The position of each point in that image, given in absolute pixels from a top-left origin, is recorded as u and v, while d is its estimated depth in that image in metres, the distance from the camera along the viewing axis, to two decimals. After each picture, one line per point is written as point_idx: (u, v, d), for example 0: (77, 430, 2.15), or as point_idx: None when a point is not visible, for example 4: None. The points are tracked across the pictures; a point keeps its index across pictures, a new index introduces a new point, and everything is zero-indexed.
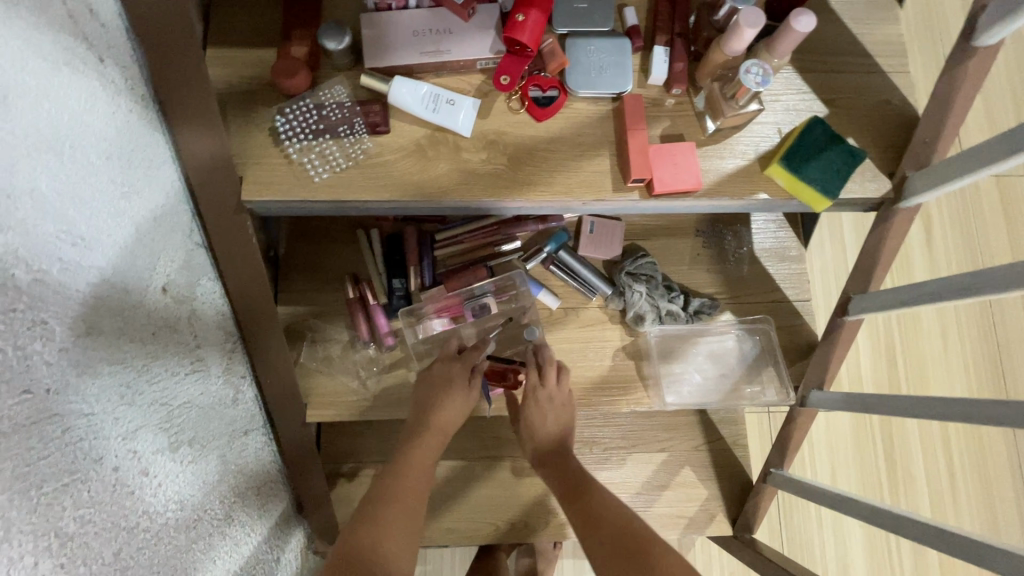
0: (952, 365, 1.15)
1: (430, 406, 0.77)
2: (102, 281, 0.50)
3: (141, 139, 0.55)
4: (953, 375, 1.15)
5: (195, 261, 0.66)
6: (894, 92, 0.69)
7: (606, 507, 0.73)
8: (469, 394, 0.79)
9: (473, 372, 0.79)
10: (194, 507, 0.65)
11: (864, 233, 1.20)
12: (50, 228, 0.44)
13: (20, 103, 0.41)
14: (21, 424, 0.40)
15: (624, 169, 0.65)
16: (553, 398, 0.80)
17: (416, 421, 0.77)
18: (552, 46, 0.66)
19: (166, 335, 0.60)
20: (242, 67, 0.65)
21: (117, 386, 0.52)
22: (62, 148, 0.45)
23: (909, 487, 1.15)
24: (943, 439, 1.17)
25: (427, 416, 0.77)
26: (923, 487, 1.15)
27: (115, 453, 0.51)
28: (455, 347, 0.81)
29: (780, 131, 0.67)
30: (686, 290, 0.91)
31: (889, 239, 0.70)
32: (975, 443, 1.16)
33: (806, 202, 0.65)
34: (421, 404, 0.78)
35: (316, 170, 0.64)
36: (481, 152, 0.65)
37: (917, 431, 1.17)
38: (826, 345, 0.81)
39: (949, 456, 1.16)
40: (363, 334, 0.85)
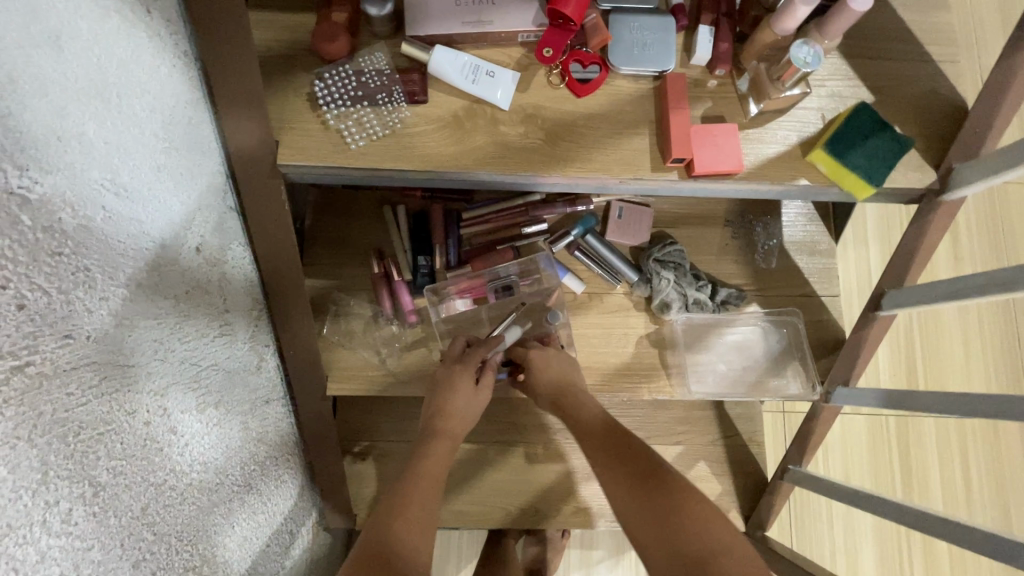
0: (974, 368, 1.13)
1: (438, 411, 0.76)
2: (141, 234, 0.49)
3: (182, 96, 0.55)
4: (975, 379, 1.13)
5: (227, 224, 0.65)
6: (943, 81, 0.67)
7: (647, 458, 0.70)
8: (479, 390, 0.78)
9: (484, 366, 0.79)
10: (217, 470, 0.65)
11: (891, 232, 1.19)
12: (95, 174, 0.43)
13: (72, 46, 0.41)
14: (62, 368, 0.41)
15: (663, 149, 0.64)
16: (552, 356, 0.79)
17: (427, 426, 0.76)
18: (595, 21, 0.65)
19: (198, 295, 0.59)
20: (282, 31, 0.64)
21: (151, 340, 0.51)
22: (108, 96, 0.45)
23: (925, 492, 1.13)
24: (961, 444, 1.15)
25: (436, 420, 0.75)
26: (939, 492, 1.13)
27: (147, 409, 0.51)
28: (461, 347, 0.79)
29: (824, 117, 0.65)
30: (714, 280, 0.89)
31: (929, 232, 0.69)
32: (997, 450, 1.14)
33: (849, 189, 0.64)
34: (430, 410, 0.76)
35: (352, 137, 0.63)
36: (519, 127, 0.64)
37: (935, 435, 1.15)
38: (856, 340, 0.79)
39: (966, 461, 1.14)
40: (386, 310, 0.85)
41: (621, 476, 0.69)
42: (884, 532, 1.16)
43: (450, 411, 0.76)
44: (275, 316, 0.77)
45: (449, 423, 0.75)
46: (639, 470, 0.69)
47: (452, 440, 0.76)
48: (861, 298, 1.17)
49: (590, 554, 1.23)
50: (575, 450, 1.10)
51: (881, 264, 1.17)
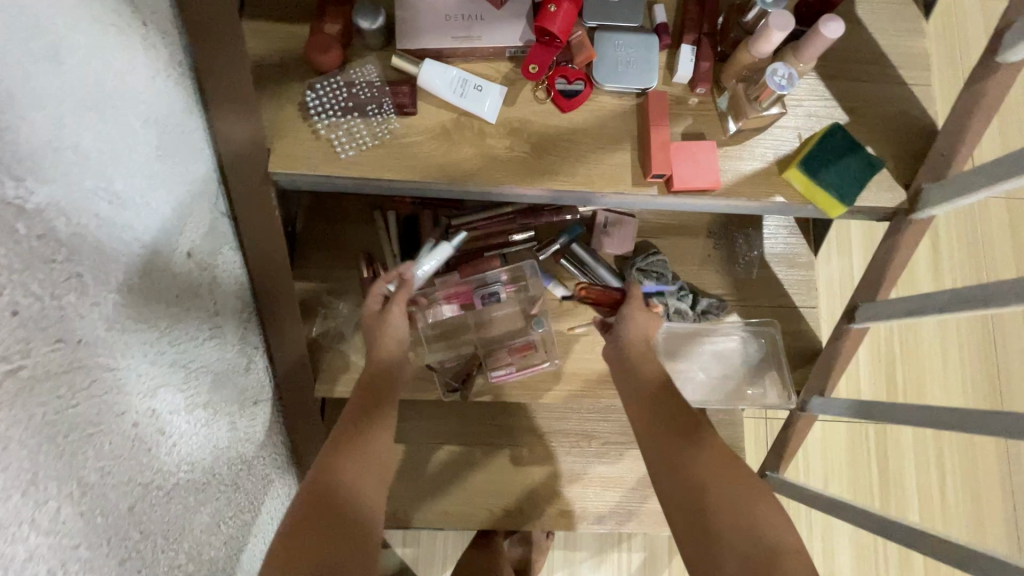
0: (949, 380, 1.16)
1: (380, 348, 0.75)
2: (134, 240, 0.51)
3: (175, 104, 0.56)
4: (951, 391, 1.16)
5: (218, 229, 0.67)
6: (915, 104, 0.69)
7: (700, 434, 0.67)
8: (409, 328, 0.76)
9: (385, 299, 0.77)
10: (204, 470, 0.67)
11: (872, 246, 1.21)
12: (90, 184, 0.45)
13: (70, 60, 0.42)
14: (53, 372, 0.42)
15: (644, 165, 0.66)
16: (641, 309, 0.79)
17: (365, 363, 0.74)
18: (581, 39, 0.67)
19: (190, 299, 0.61)
20: (276, 40, 0.66)
21: (141, 344, 0.53)
22: (105, 108, 0.46)
23: (900, 502, 1.16)
24: (935, 457, 1.17)
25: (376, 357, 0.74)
26: (914, 503, 1.16)
27: (135, 410, 0.53)
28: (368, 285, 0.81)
29: (800, 136, 0.68)
30: (695, 289, 0.91)
31: (899, 248, 0.72)
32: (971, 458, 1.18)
33: (821, 207, 0.66)
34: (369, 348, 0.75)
35: (342, 147, 0.64)
36: (505, 139, 0.66)
37: (912, 449, 1.17)
38: (831, 351, 0.82)
39: (940, 473, 1.17)
40: (373, 300, 0.77)
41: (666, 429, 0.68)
42: (860, 538, 1.19)
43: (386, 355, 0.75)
44: (264, 318, 0.78)
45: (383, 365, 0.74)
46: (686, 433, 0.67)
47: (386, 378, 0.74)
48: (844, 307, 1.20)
49: (573, 555, 1.25)
50: (559, 453, 1.12)
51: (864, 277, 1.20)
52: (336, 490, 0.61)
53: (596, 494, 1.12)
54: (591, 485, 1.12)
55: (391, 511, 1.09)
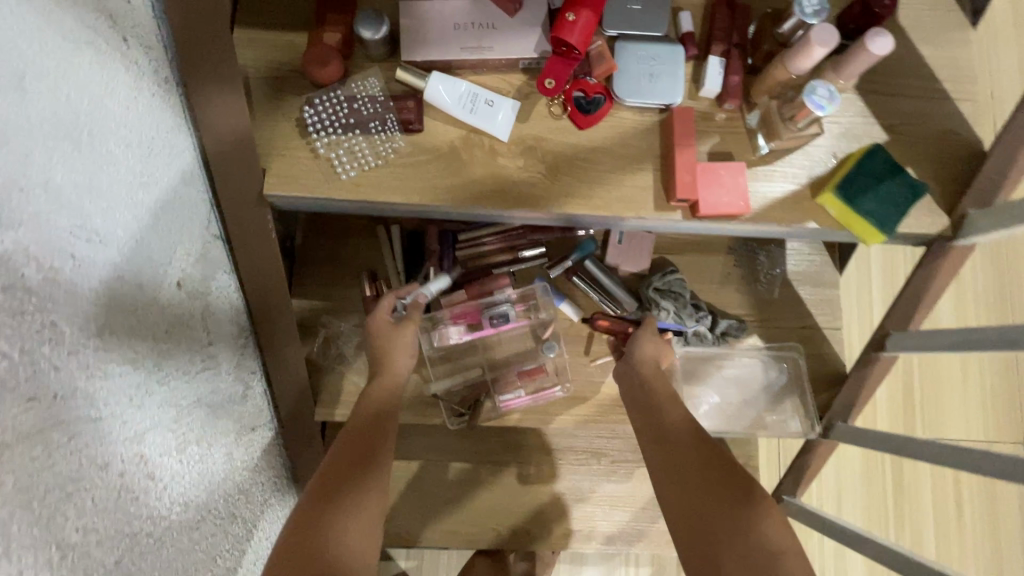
0: (969, 408, 1.10)
1: (386, 352, 0.73)
2: (116, 277, 0.47)
3: (159, 125, 0.52)
4: (971, 421, 1.10)
5: (211, 254, 0.63)
6: (959, 121, 0.64)
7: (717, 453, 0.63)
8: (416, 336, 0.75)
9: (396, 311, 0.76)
10: (198, 508, 0.63)
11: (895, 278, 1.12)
12: (64, 222, 0.41)
13: (37, 87, 0.38)
14: (26, 433, 0.38)
15: (668, 187, 0.61)
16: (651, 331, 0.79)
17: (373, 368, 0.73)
18: (600, 49, 0.62)
19: (180, 332, 0.57)
20: (271, 50, 0.61)
21: (127, 388, 0.49)
22: (80, 136, 0.42)
23: (915, 534, 1.09)
24: (954, 491, 1.10)
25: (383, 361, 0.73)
26: (931, 534, 1.09)
27: (122, 458, 0.49)
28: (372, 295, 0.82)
29: (835, 156, 0.63)
30: (714, 310, 0.87)
31: (938, 276, 0.67)
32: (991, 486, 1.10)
33: (858, 234, 0.62)
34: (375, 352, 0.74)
35: (343, 167, 0.60)
36: (518, 159, 0.61)
37: (929, 480, 1.10)
38: (857, 378, 0.78)
39: (959, 505, 1.10)
40: (385, 310, 0.75)
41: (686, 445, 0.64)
42: None
43: (391, 360, 0.73)
44: (262, 342, 0.75)
45: (385, 374, 0.72)
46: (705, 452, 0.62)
47: (391, 386, 0.72)
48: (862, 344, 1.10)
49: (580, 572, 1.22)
50: (568, 471, 1.08)
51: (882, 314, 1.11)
52: (325, 530, 0.55)
53: (605, 514, 1.09)
54: (600, 504, 1.09)
55: (394, 529, 1.06)
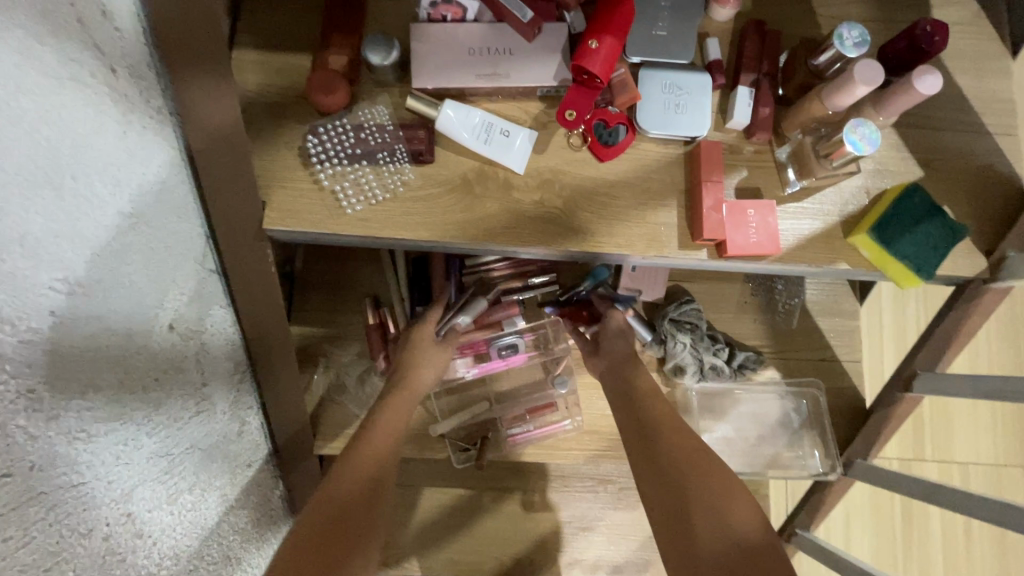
0: (982, 442, 1.06)
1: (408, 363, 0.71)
2: (100, 329, 0.43)
3: (150, 158, 0.48)
4: (983, 453, 1.06)
5: (206, 290, 0.59)
6: (998, 157, 0.61)
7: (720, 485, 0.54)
8: (447, 357, 0.73)
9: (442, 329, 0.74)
10: (191, 557, 0.60)
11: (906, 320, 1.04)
12: (43, 277, 0.37)
13: (13, 130, 0.34)
14: (0, 514, 0.35)
15: (693, 225, 0.58)
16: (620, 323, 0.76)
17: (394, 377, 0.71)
18: (624, 77, 0.58)
19: (172, 377, 0.53)
20: (271, 73, 0.57)
21: (113, 444, 0.45)
22: (60, 180, 0.38)
23: (924, 570, 1.05)
24: (965, 527, 1.06)
25: (404, 370, 0.71)
26: (940, 568, 1.05)
27: (108, 521, 0.45)
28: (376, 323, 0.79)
29: (868, 194, 0.60)
30: (731, 341, 0.84)
31: (971, 316, 0.64)
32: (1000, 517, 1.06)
33: (892, 276, 0.59)
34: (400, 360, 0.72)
35: (348, 201, 0.56)
36: (534, 193, 0.58)
37: (941, 515, 1.06)
38: (880, 416, 0.75)
39: (970, 540, 1.05)
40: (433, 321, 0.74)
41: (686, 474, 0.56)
42: None
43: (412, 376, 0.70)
44: (260, 376, 0.71)
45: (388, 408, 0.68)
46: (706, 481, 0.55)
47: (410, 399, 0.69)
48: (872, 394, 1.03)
49: None
50: (573, 498, 1.05)
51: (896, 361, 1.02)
52: None
53: (611, 543, 1.06)
54: (606, 533, 1.06)
55: (393, 558, 1.03)
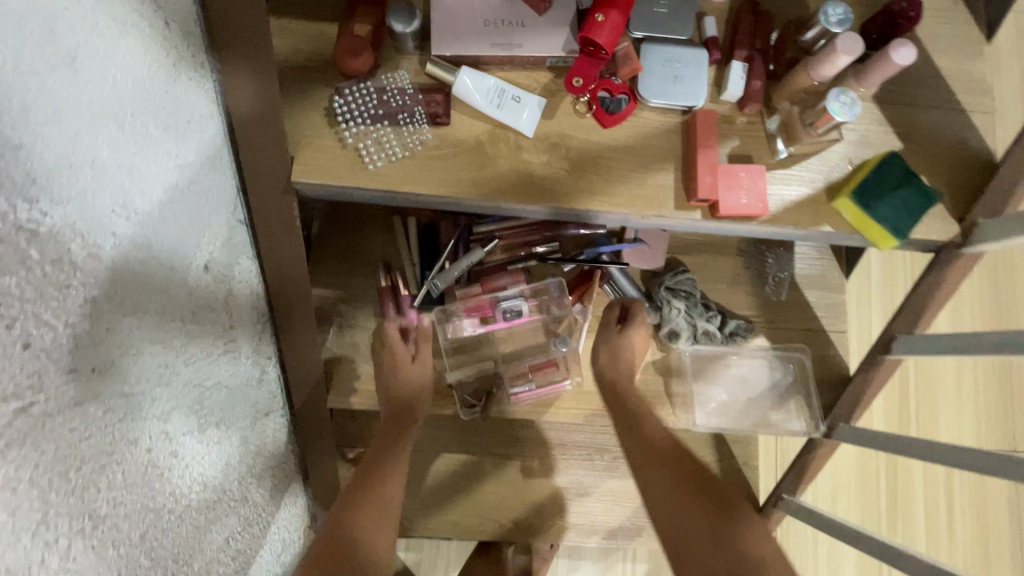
0: (964, 416, 1.11)
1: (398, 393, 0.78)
2: (151, 257, 0.48)
3: (193, 108, 0.52)
4: (966, 423, 1.11)
5: (236, 238, 0.64)
6: (973, 132, 0.66)
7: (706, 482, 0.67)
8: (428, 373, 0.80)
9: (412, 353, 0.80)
10: (215, 488, 0.64)
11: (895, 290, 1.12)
12: (108, 202, 0.42)
13: (90, 67, 0.39)
14: (66, 404, 0.39)
15: (688, 187, 0.63)
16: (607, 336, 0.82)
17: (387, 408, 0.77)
18: (627, 50, 0.63)
19: (206, 314, 0.58)
20: (301, 39, 0.62)
21: (158, 365, 0.50)
22: (124, 117, 0.43)
23: (908, 534, 1.10)
24: (947, 497, 1.11)
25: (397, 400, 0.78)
26: (923, 536, 1.10)
27: (151, 435, 0.50)
28: (388, 283, 0.83)
29: (852, 163, 0.64)
30: (723, 310, 0.88)
31: (946, 281, 0.69)
32: (979, 485, 1.11)
33: (871, 238, 0.63)
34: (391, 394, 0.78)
35: (370, 157, 0.60)
36: (543, 155, 0.62)
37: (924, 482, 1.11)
38: (862, 380, 0.80)
39: (950, 506, 1.11)
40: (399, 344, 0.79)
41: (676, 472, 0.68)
42: None
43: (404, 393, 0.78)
44: (280, 328, 0.76)
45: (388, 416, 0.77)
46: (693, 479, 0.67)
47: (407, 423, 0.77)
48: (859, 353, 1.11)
49: (576, 568, 1.21)
50: (571, 465, 1.10)
51: (881, 322, 1.10)
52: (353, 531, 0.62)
53: (606, 509, 1.10)
54: (601, 499, 1.10)
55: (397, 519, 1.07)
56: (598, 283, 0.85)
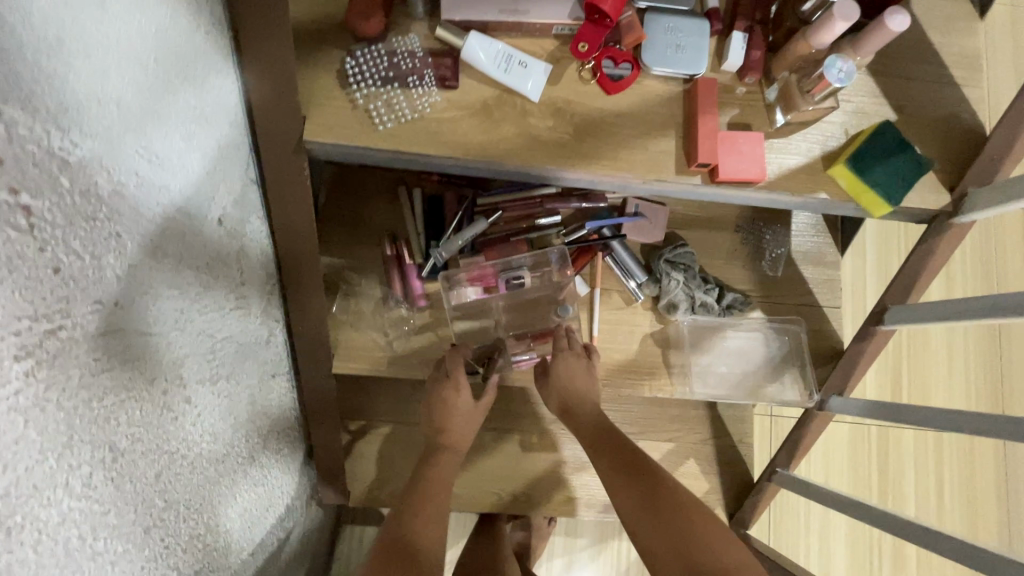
0: (953, 386, 1.18)
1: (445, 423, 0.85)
2: (169, 203, 0.49)
3: (210, 63, 0.54)
4: (955, 392, 1.18)
5: (247, 197, 0.65)
6: (965, 105, 0.68)
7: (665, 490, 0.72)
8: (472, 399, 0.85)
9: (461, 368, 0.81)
10: (225, 441, 0.66)
11: (886, 270, 1.17)
12: (131, 141, 0.43)
13: (118, 8, 0.40)
14: (92, 334, 0.41)
15: (689, 153, 0.65)
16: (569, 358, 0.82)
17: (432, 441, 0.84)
18: (631, 19, 0.65)
19: (218, 267, 0.60)
20: (314, 2, 0.63)
21: (173, 310, 0.52)
22: (147, 61, 0.44)
23: (898, 501, 1.18)
24: (936, 459, 1.20)
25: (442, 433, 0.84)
26: (913, 503, 1.18)
27: (166, 378, 0.52)
28: (392, 252, 0.85)
29: (847, 133, 0.66)
30: (720, 283, 0.90)
31: (937, 250, 0.71)
32: (966, 452, 1.20)
33: (865, 206, 0.65)
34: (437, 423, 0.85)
35: (380, 118, 0.62)
36: (548, 120, 0.64)
37: (913, 450, 1.20)
38: (855, 351, 0.82)
39: (940, 474, 1.20)
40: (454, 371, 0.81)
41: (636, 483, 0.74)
42: (857, 536, 1.20)
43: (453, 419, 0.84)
44: (287, 292, 0.77)
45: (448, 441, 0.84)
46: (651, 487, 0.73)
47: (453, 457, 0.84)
48: (852, 326, 1.16)
49: (573, 543, 1.23)
50: (570, 439, 1.12)
51: (876, 294, 1.17)
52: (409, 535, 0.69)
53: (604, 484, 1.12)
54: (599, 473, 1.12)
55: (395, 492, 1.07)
56: (599, 257, 0.87)
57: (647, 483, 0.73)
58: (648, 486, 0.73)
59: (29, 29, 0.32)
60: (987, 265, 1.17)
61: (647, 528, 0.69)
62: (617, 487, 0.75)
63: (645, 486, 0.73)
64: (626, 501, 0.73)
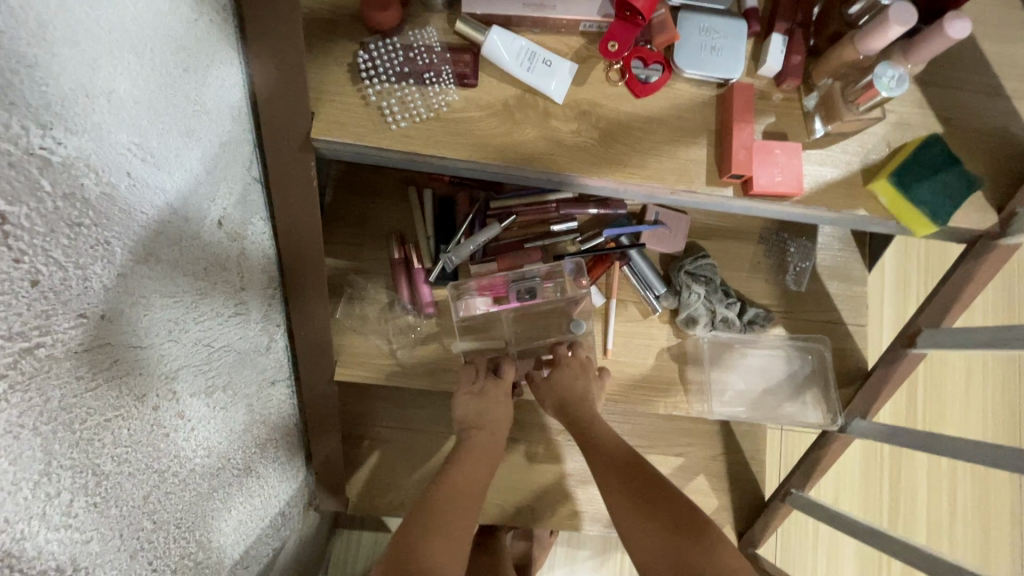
0: (970, 409, 1.15)
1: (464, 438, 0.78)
2: (166, 205, 0.46)
3: (212, 53, 0.50)
4: (973, 415, 1.14)
5: (249, 197, 0.62)
6: (1015, 119, 0.64)
7: (659, 492, 0.68)
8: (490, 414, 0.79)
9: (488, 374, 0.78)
10: (219, 454, 0.62)
11: (907, 288, 1.13)
12: (124, 138, 0.39)
13: None
14: (75, 350, 0.37)
15: (721, 163, 0.60)
16: (574, 371, 0.77)
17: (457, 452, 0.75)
18: (664, 17, 0.60)
19: (216, 273, 0.56)
20: None
21: (166, 320, 0.48)
22: (143, 49, 0.40)
23: (909, 522, 1.15)
24: (950, 482, 1.16)
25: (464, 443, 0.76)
26: (924, 524, 1.15)
27: (157, 393, 0.48)
28: (399, 257, 0.81)
29: (889, 146, 0.62)
30: (743, 298, 0.87)
31: (977, 272, 0.67)
32: (981, 475, 1.17)
33: (906, 223, 0.61)
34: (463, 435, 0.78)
35: (393, 117, 0.58)
36: (572, 123, 0.60)
37: (926, 471, 1.16)
38: (882, 374, 0.78)
39: (954, 496, 1.16)
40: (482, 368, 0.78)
41: (627, 485, 0.69)
42: (867, 557, 1.17)
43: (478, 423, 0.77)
44: (288, 295, 0.74)
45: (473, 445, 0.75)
46: (644, 489, 0.68)
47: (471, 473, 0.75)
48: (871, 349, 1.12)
49: (574, 556, 1.20)
50: (576, 451, 1.09)
51: (896, 312, 1.13)
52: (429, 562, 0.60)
53: None
54: None
55: (396, 501, 1.03)
56: (616, 265, 0.83)
57: (640, 484, 0.69)
58: (642, 487, 0.69)
59: (7, 13, 0.28)
60: (1009, 285, 1.13)
61: (644, 533, 0.64)
62: (609, 484, 0.71)
63: (637, 487, 0.69)
64: (611, 489, 0.70)
